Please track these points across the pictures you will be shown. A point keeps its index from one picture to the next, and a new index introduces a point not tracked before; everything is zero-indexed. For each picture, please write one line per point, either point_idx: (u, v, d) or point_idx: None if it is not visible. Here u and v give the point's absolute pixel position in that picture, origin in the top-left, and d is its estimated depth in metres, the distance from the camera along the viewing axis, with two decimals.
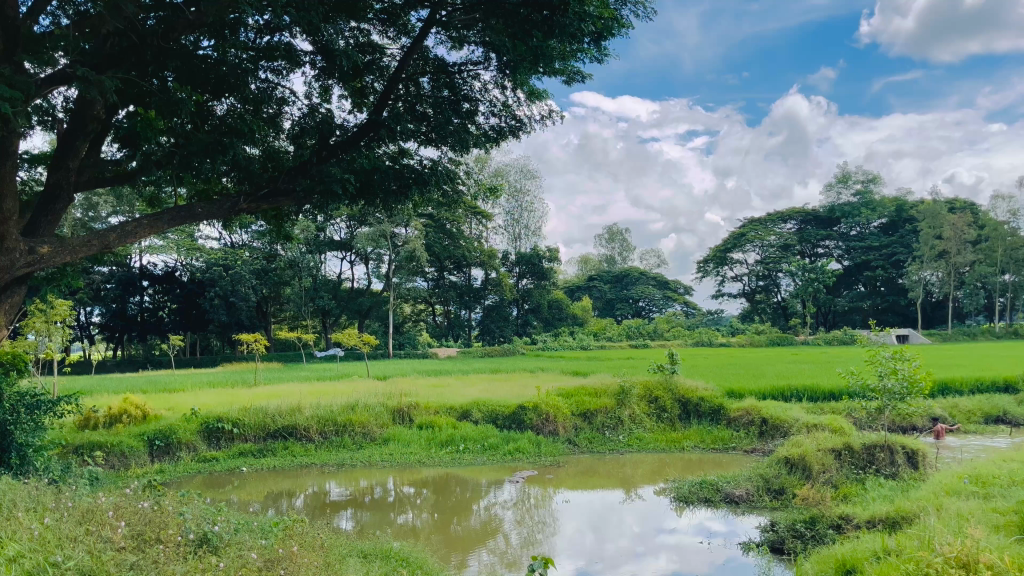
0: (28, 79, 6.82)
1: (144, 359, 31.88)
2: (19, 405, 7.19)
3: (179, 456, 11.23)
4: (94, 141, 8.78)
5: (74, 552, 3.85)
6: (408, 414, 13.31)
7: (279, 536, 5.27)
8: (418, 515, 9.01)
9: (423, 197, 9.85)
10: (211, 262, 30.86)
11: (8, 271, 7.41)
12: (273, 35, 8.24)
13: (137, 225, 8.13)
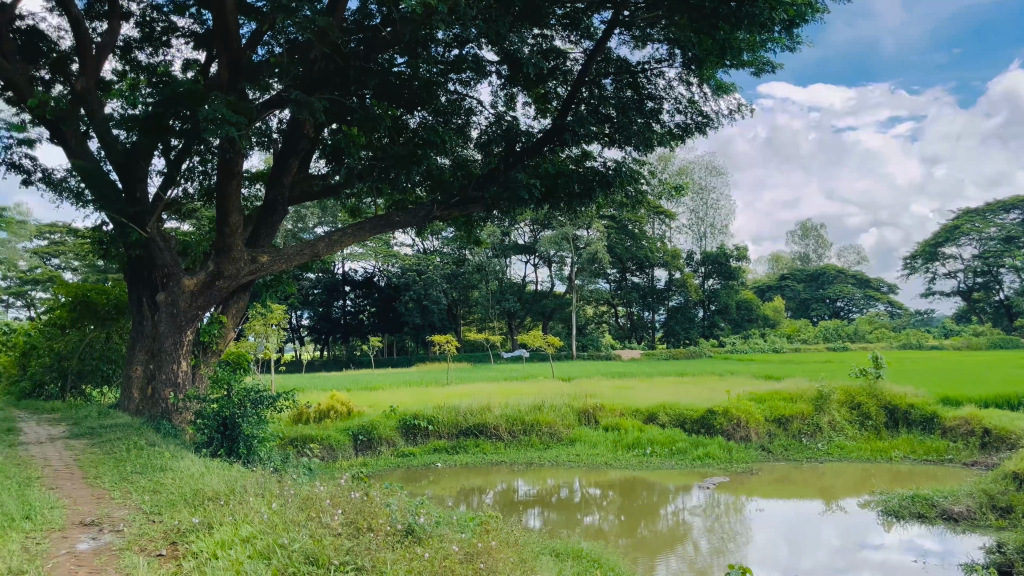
0: (250, 105, 7.53)
1: (346, 359, 34.28)
2: (245, 399, 7.90)
3: (380, 451, 11.92)
4: (304, 159, 9.55)
5: (299, 535, 4.24)
6: (593, 415, 13.37)
7: (478, 531, 5.47)
8: (605, 516, 9.02)
9: (607, 199, 9.85)
10: (406, 268, 32.60)
11: (235, 279, 8.36)
12: (461, 47, 8.54)
13: (342, 234, 8.79)
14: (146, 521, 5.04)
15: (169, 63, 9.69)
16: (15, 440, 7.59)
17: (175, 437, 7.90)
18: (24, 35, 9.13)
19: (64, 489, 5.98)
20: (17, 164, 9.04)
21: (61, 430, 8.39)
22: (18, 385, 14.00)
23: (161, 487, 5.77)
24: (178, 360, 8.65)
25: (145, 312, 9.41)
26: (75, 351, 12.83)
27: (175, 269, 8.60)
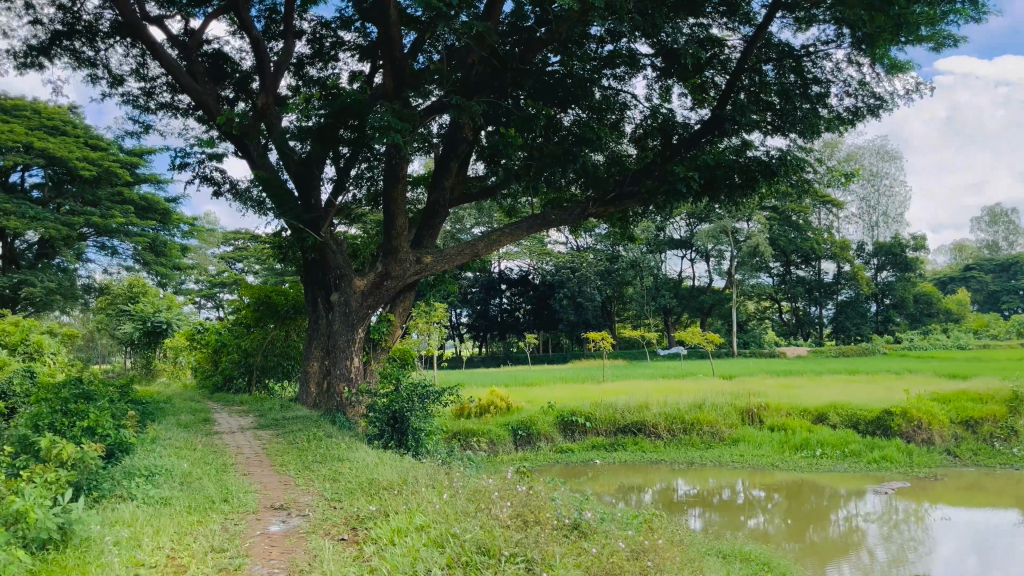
0: (413, 112, 7.80)
1: (504, 355, 35.14)
2: (413, 394, 8.23)
3: (539, 446, 12.06)
4: (463, 161, 9.82)
5: (471, 526, 4.38)
6: (757, 415, 12.89)
7: (645, 528, 5.43)
8: (770, 520, 8.68)
9: (770, 190, 9.47)
10: (560, 266, 32.82)
11: (402, 279, 8.75)
12: (616, 42, 8.53)
13: (501, 234, 8.98)
14: (329, 507, 5.39)
15: (338, 76, 10.25)
16: (211, 430, 8.32)
17: (350, 429, 8.36)
18: (211, 59, 9.96)
19: (255, 475, 6.50)
20: (208, 177, 9.88)
21: (250, 421, 9.10)
22: (212, 379, 15.32)
23: (340, 475, 6.15)
24: (351, 357, 9.15)
25: (320, 312, 10.04)
26: (259, 349, 13.88)
27: (346, 271, 9.13)
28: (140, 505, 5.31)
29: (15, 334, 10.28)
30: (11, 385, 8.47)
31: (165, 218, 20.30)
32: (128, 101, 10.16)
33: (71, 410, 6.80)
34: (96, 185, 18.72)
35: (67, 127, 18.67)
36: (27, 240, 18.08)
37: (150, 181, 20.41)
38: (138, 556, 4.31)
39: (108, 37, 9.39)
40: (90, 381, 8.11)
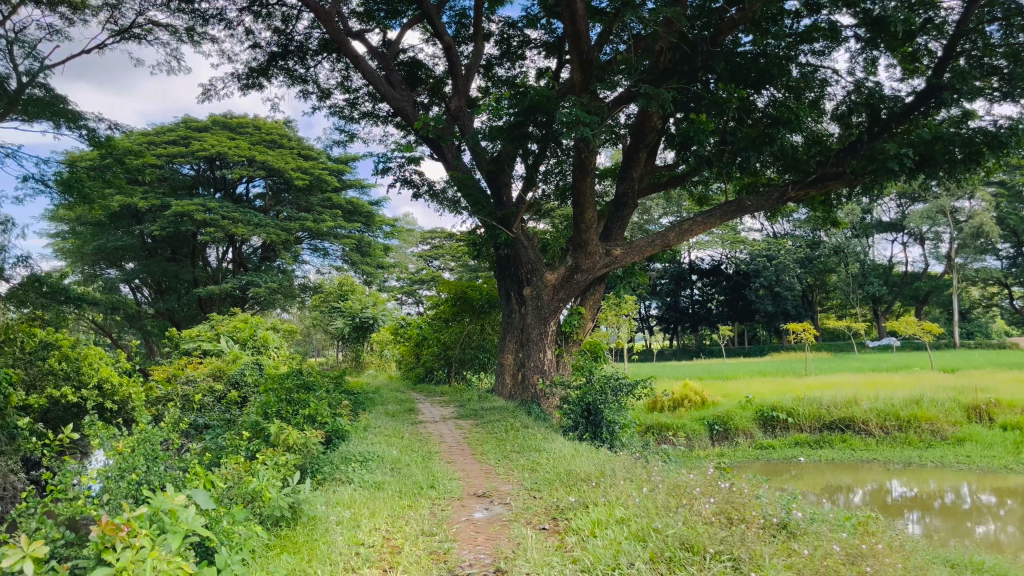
0: (601, 104, 7.78)
1: (697, 348, 34.41)
2: (607, 387, 8.23)
3: (738, 442, 11.64)
4: (651, 151, 9.69)
5: (674, 521, 4.30)
6: (985, 413, 11.70)
7: (862, 532, 5.08)
8: (1004, 528, 7.82)
9: (997, 164, 8.53)
10: (755, 255, 31.47)
11: (592, 272, 8.79)
12: (813, 15, 8.05)
13: (693, 222, 8.78)
14: (529, 497, 5.51)
15: (526, 74, 10.45)
16: (416, 419, 8.78)
17: (545, 421, 8.50)
18: (407, 67, 10.49)
19: (459, 463, 6.77)
20: (408, 180, 10.43)
21: (450, 411, 9.51)
22: (415, 370, 16.17)
23: (538, 466, 6.28)
24: (544, 349, 9.34)
25: (513, 305, 10.28)
26: (457, 342, 14.46)
27: (537, 265, 9.29)
28: (357, 488, 5.72)
29: (245, 330, 11.41)
30: (243, 376, 9.41)
31: (369, 220, 21.68)
32: (335, 112, 10.93)
33: (295, 399, 7.44)
34: (309, 192, 20.36)
35: (283, 140, 20.46)
36: (253, 244, 20.10)
37: (355, 186, 21.87)
38: (358, 536, 4.64)
39: (317, 54, 10.13)
40: (309, 372, 8.82)
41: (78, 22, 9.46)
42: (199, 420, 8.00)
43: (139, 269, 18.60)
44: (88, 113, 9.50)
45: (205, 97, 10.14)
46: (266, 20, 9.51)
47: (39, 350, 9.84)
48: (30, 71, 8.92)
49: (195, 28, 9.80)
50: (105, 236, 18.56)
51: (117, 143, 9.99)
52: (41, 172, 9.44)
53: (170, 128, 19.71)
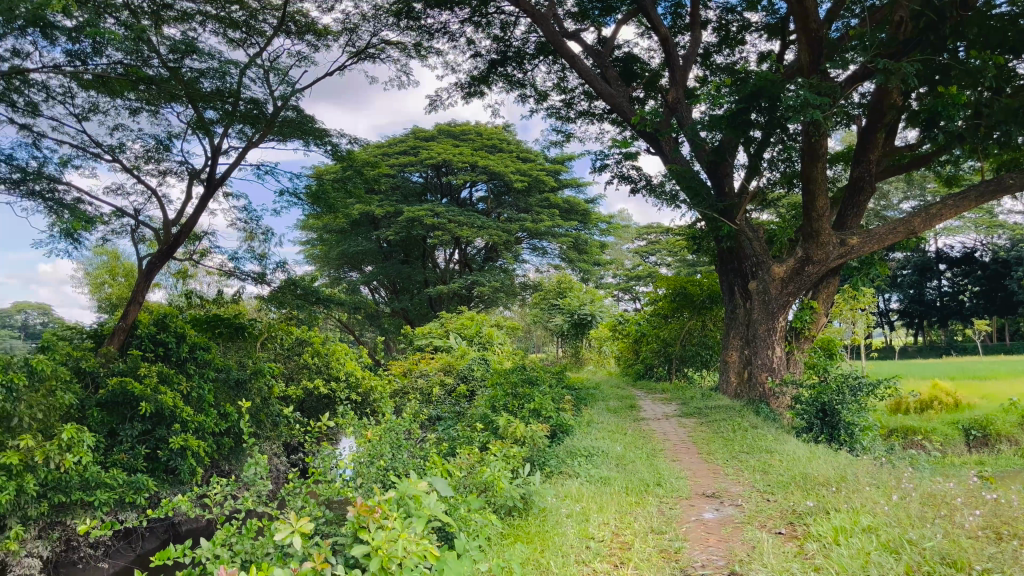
0: (833, 84, 7.29)
1: (946, 346, 31.32)
2: (844, 386, 7.71)
3: (1001, 449, 10.43)
4: (890, 131, 8.94)
5: (933, 534, 3.92)
6: None
7: None
8: None
9: None
10: (1017, 240, 28.01)
11: (825, 264, 8.26)
12: None
13: (941, 206, 7.98)
14: (762, 499, 5.29)
15: (746, 60, 10.07)
16: (639, 416, 8.76)
17: (774, 421, 8.15)
18: (623, 62, 10.49)
19: (685, 461, 6.66)
20: (625, 175, 10.40)
21: (674, 409, 9.40)
22: (635, 367, 16.15)
23: (770, 468, 6.01)
24: (773, 346, 8.99)
25: (737, 299, 9.95)
26: (678, 339, 14.29)
27: (764, 258, 8.91)
28: (585, 482, 5.80)
29: (471, 327, 11.97)
30: (470, 370, 9.87)
31: (585, 218, 21.89)
32: (552, 113, 11.15)
33: (521, 393, 7.68)
34: (528, 193, 20.93)
35: (503, 144, 21.22)
36: (478, 246, 21.07)
37: (572, 185, 22.19)
38: (589, 529, 4.69)
39: (534, 58, 10.37)
40: (533, 368, 9.09)
41: (322, 48, 10.39)
42: (433, 411, 8.52)
43: (377, 272, 20.15)
44: (332, 130, 10.41)
45: (432, 108, 10.75)
46: (485, 30, 9.91)
47: (296, 346, 11.21)
48: (283, 96, 9.92)
49: (422, 43, 10.42)
50: (347, 242, 20.36)
51: (357, 156, 10.87)
52: (294, 187, 10.55)
53: (400, 139, 21.24)
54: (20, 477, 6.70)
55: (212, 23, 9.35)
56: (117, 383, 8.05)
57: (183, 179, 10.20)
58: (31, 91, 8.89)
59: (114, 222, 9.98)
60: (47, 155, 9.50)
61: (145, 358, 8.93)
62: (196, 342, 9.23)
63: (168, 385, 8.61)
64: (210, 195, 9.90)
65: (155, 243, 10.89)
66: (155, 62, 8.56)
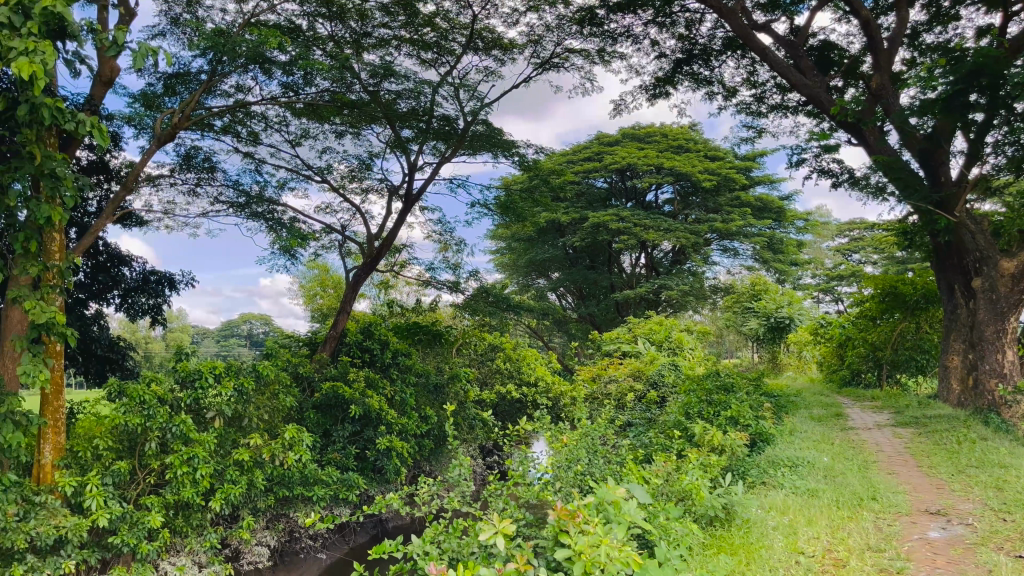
0: None
1: None
2: None
3: None
4: None
5: None
6: None
7: None
8: None
9: None
10: None
11: None
12: None
13: None
14: (997, 519, 4.78)
15: (961, 36, 9.20)
16: (846, 425, 8.23)
17: (1007, 432, 7.35)
18: (818, 50, 9.95)
19: (903, 474, 6.16)
20: (825, 169, 9.83)
21: (886, 417, 8.73)
22: (839, 373, 15.18)
23: (1005, 485, 5.42)
24: (1003, 350, 8.16)
25: (957, 299, 9.11)
26: (888, 343, 13.30)
27: (989, 253, 8.14)
28: (790, 494, 5.52)
29: (661, 332, 11.81)
30: (661, 377, 9.69)
31: (779, 216, 20.88)
32: (742, 109, 10.78)
33: (715, 400, 7.46)
34: (718, 193, 20.30)
35: (690, 144, 20.78)
36: (665, 249, 20.72)
37: (764, 182, 21.31)
38: (798, 543, 4.46)
39: (721, 54, 10.05)
40: (728, 374, 8.80)
41: (508, 62, 10.66)
42: (624, 417, 8.45)
43: (564, 278, 20.46)
44: (519, 141, 10.65)
45: (617, 112, 10.73)
46: (670, 29, 9.75)
47: (489, 352, 11.71)
48: (473, 110, 10.28)
49: (606, 48, 10.43)
50: (535, 250, 20.88)
51: (543, 164, 11.03)
52: (484, 199, 10.91)
53: (586, 146, 21.59)
54: (251, 472, 7.37)
55: (406, 47, 9.91)
56: (330, 387, 8.70)
57: (384, 195, 10.85)
58: (252, 121, 9.83)
59: (324, 238, 10.80)
60: (267, 179, 10.46)
61: (354, 363, 9.64)
62: (398, 349, 9.86)
63: (374, 389, 9.19)
64: (408, 210, 10.46)
65: (359, 256, 11.67)
66: (357, 87, 9.18)
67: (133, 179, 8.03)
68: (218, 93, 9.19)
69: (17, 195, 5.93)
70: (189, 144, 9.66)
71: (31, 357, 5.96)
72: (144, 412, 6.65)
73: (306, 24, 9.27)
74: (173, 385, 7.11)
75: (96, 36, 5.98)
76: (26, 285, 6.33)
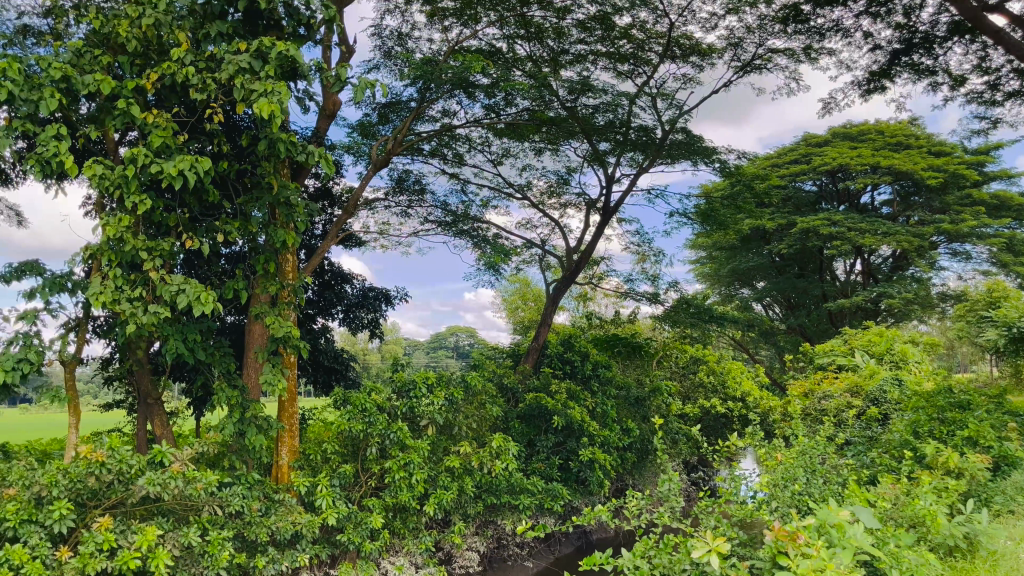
0: None
1: None
2: None
3: None
4: None
5: None
6: None
7: None
8: None
9: None
10: None
11: None
12: None
13: None
14: None
15: None
16: None
17: None
18: None
19: None
20: None
21: None
22: None
23: None
24: None
25: None
26: None
27: None
28: None
29: (881, 344, 11.00)
30: (883, 392, 8.97)
31: (1020, 215, 18.72)
32: (972, 98, 9.83)
33: (949, 419, 6.81)
34: (944, 191, 18.56)
35: (909, 140, 19.26)
36: (883, 254, 19.25)
37: (999, 177, 19.23)
38: None
39: (946, 40, 9.17)
40: (964, 389, 7.99)
41: (707, 68, 10.44)
42: (842, 435, 7.91)
43: (770, 288, 19.49)
44: (720, 147, 10.34)
45: (827, 111, 10.16)
46: (886, 19, 9.10)
47: (691, 364, 11.54)
48: (672, 119, 10.14)
49: (813, 46, 9.94)
50: (739, 259, 20.16)
51: (746, 170, 10.63)
52: (683, 208, 10.72)
53: (792, 148, 20.82)
54: (461, 479, 7.67)
55: (603, 60, 10.00)
56: (534, 399, 8.90)
57: (582, 209, 10.96)
58: (457, 144, 10.31)
59: (524, 253, 11.08)
60: (471, 198, 10.93)
61: (555, 375, 9.82)
62: (598, 361, 9.90)
63: (576, 401, 9.26)
64: (606, 222, 10.50)
65: (559, 270, 11.86)
66: (556, 104, 9.37)
67: (353, 203, 8.68)
68: (426, 119, 9.75)
69: (259, 222, 6.64)
70: (401, 168, 10.32)
71: (271, 367, 6.61)
72: (365, 419, 7.16)
73: (506, 47, 9.62)
74: (391, 394, 7.62)
75: (322, 74, 6.55)
76: (267, 301, 7.04)
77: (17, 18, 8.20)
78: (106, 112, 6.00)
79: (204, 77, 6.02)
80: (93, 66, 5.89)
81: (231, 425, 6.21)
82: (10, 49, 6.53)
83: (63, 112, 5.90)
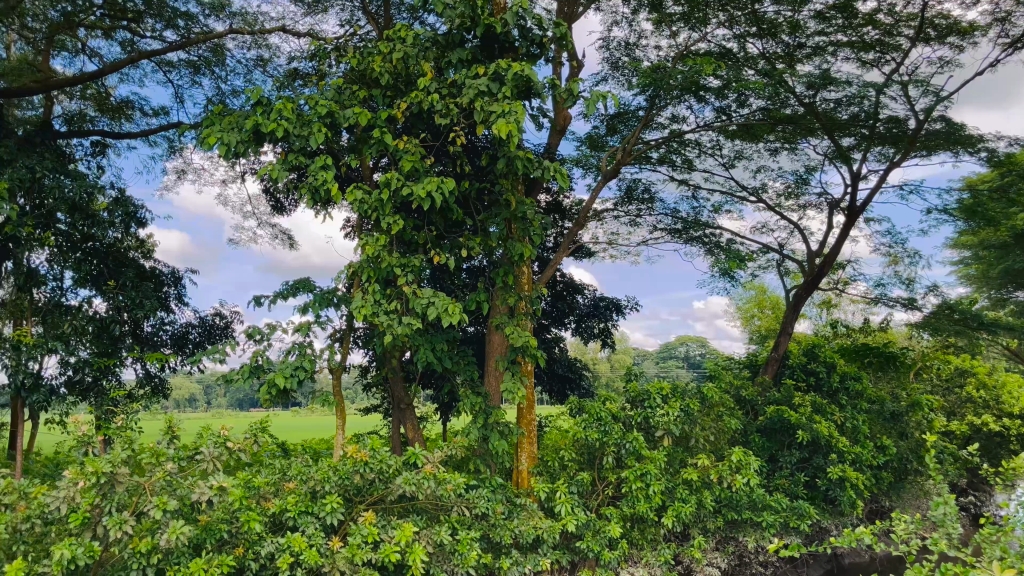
0: None
1: None
2: None
3: None
4: None
5: None
6: None
7: None
8: None
9: None
10: None
11: None
12: None
13: None
14: None
15: None
16: None
17: None
18: None
19: None
20: None
21: None
22: None
23: None
24: None
25: None
26: None
27: None
28: None
29: None
30: None
31: None
32: None
33: None
34: None
35: None
36: None
37: None
38: None
39: None
40: None
41: (968, 47, 9.41)
42: None
43: None
44: (986, 135, 9.26)
45: None
46: None
47: (956, 377, 10.51)
48: (927, 108, 9.26)
49: None
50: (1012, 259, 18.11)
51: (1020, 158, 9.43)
52: (943, 204, 9.72)
53: None
54: (699, 492, 7.49)
55: (845, 51, 9.38)
56: (775, 412, 8.47)
57: (824, 210, 10.33)
58: (687, 150, 10.14)
59: (761, 259, 10.63)
60: (703, 204, 10.68)
61: (799, 388, 9.33)
62: (846, 372, 9.23)
63: (822, 415, 8.67)
64: (852, 223, 9.79)
65: (799, 275, 11.24)
66: (793, 101, 8.93)
67: (585, 214, 8.80)
68: (655, 126, 9.68)
69: (497, 237, 6.94)
70: (630, 178, 10.31)
71: (511, 375, 6.86)
72: (601, 428, 7.25)
73: (737, 47, 9.33)
74: (626, 404, 7.66)
75: (555, 90, 6.72)
76: (505, 312, 7.31)
77: (288, 64, 9.27)
78: (363, 142, 6.59)
79: (448, 103, 6.41)
80: (351, 101, 6.50)
81: (476, 429, 6.53)
82: (285, 92, 7.39)
83: (328, 145, 6.56)
